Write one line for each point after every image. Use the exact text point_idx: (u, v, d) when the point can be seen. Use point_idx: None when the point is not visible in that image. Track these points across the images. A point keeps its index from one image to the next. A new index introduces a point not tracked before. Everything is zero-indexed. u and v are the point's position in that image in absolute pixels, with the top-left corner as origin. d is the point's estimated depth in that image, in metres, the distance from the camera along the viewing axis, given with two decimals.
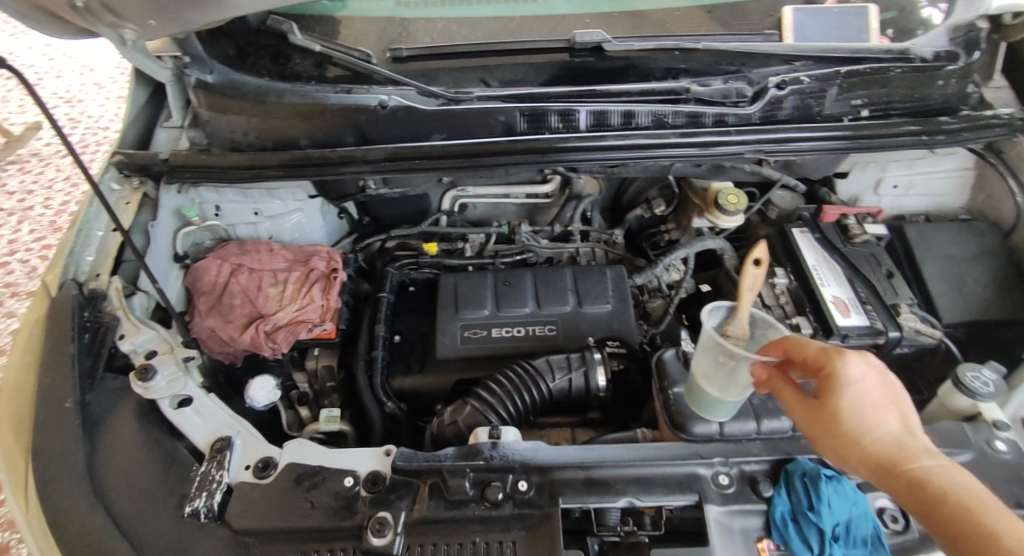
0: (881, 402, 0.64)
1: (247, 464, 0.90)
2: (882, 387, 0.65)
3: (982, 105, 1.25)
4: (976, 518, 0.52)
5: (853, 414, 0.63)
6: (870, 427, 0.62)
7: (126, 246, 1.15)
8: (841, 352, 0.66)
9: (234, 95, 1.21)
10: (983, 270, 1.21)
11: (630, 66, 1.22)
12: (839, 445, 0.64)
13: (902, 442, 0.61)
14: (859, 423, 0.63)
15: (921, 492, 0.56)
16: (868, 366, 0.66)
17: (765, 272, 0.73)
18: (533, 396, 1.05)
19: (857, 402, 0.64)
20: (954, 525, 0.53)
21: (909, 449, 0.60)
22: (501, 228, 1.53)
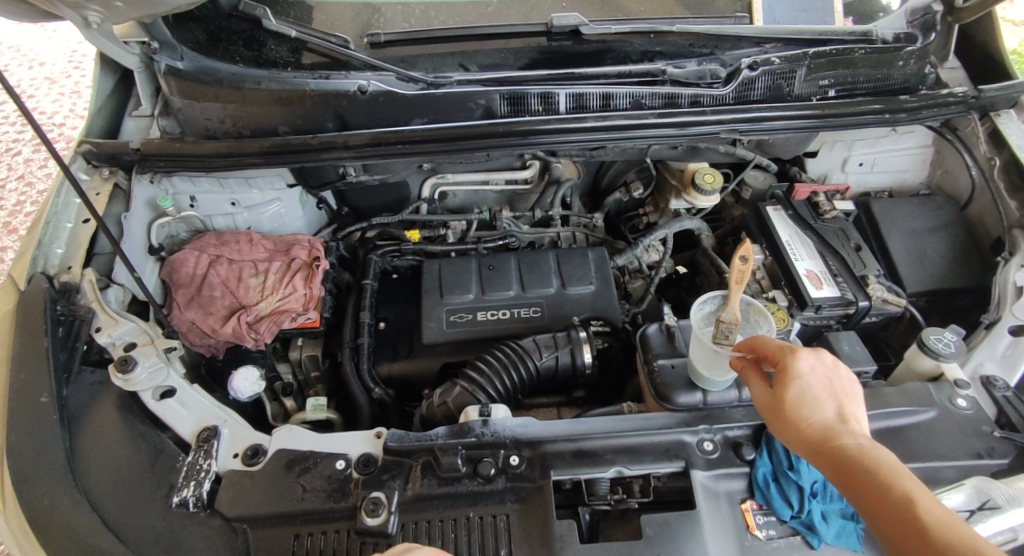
0: (825, 394, 0.70)
1: (235, 453, 0.89)
2: (828, 382, 0.71)
3: (938, 84, 1.29)
4: (881, 483, 0.59)
5: (795, 401, 0.70)
6: (810, 412, 0.69)
7: (99, 238, 1.11)
8: (794, 350, 0.73)
9: (208, 81, 1.18)
10: (944, 242, 1.27)
11: (608, 49, 1.24)
12: (782, 428, 0.71)
13: (835, 423, 0.67)
14: (800, 410, 0.70)
15: (842, 466, 0.63)
16: (817, 362, 0.72)
17: (749, 268, 0.79)
18: (521, 375, 1.06)
19: (801, 392, 0.71)
20: (864, 491, 0.60)
21: (841, 429, 0.66)
22: (483, 214, 1.54)
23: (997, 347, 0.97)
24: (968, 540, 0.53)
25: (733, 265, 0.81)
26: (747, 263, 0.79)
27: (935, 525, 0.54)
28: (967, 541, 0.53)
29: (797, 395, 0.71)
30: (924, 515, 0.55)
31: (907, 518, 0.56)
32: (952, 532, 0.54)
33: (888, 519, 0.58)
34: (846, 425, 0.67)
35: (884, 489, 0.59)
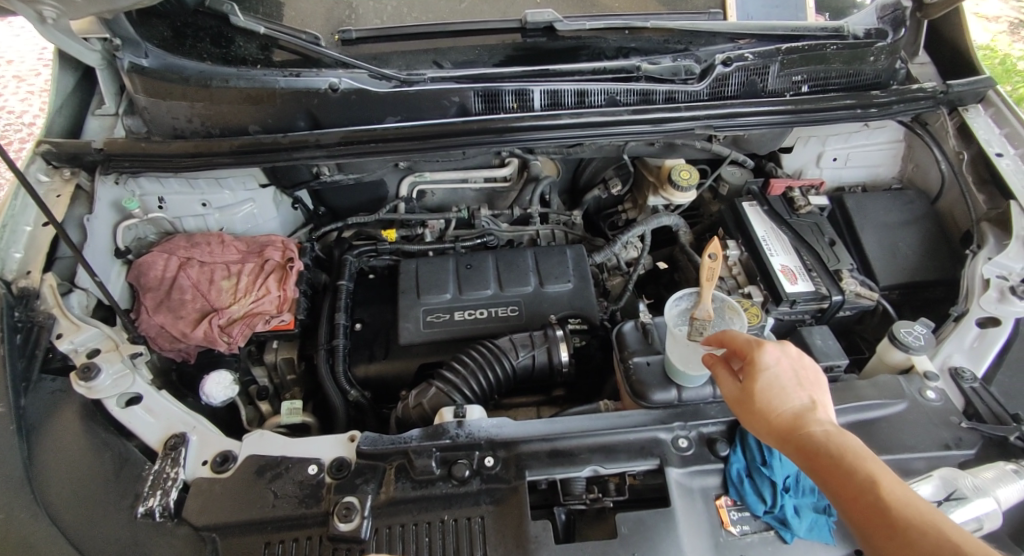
0: (792, 384, 0.72)
1: (204, 460, 0.87)
2: (794, 373, 0.73)
3: (908, 79, 1.31)
4: (848, 469, 0.62)
5: (765, 393, 0.71)
6: (779, 402, 0.71)
7: (60, 241, 1.08)
8: (761, 343, 0.74)
9: (174, 79, 1.14)
10: (916, 235, 1.29)
11: (583, 46, 1.24)
12: (753, 418, 0.72)
13: (803, 411, 0.69)
14: (770, 400, 0.71)
15: (811, 453, 0.65)
16: (783, 354, 0.74)
17: (718, 265, 0.80)
18: (497, 374, 1.06)
19: (771, 384, 0.72)
20: (832, 476, 0.62)
21: (809, 416, 0.68)
22: (461, 213, 1.52)
23: (965, 339, 0.99)
24: (928, 520, 0.56)
25: (703, 263, 0.83)
26: (716, 259, 0.80)
27: (899, 508, 0.58)
28: (928, 522, 0.56)
29: (766, 386, 0.72)
30: (889, 499, 0.58)
31: (873, 502, 0.59)
32: (915, 514, 0.57)
33: (854, 503, 0.60)
34: (813, 413, 0.69)
35: (851, 475, 0.61)
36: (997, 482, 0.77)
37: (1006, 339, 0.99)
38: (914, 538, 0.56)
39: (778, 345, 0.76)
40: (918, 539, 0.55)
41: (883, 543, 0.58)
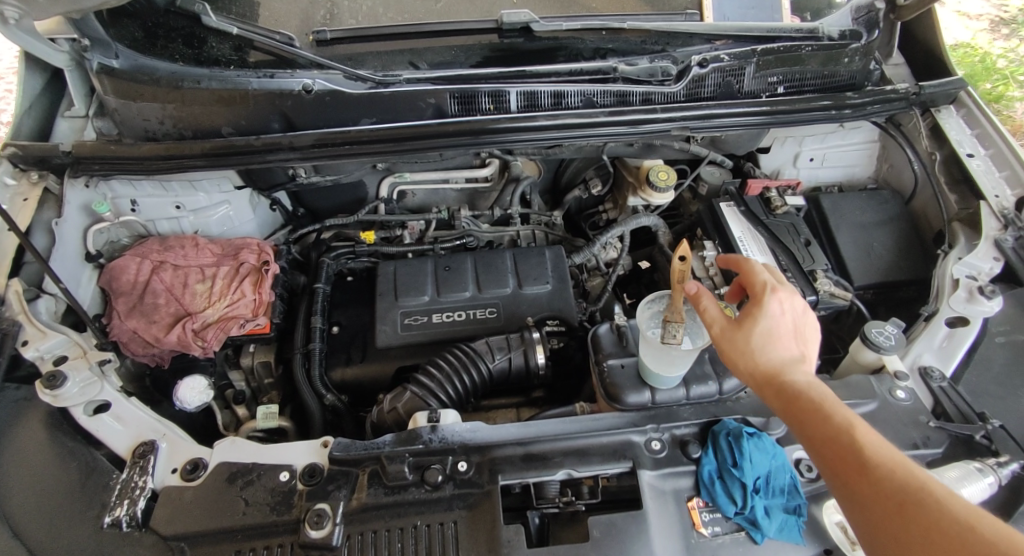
0: (786, 333, 0.77)
1: (173, 468, 0.86)
2: (791, 324, 0.78)
3: (883, 80, 1.32)
4: (829, 415, 0.69)
5: (762, 336, 0.76)
6: (771, 348, 0.76)
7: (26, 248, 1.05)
8: (774, 290, 0.78)
9: (145, 80, 1.12)
10: (890, 235, 1.30)
11: (559, 46, 1.23)
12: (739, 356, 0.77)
13: (792, 362, 0.75)
14: (763, 343, 0.76)
15: (796, 399, 0.72)
16: (790, 305, 0.78)
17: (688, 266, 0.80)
18: (473, 378, 1.06)
19: (769, 329, 0.77)
20: (814, 419, 0.69)
21: (796, 368, 0.75)
22: (441, 214, 1.51)
23: (934, 339, 1.00)
24: (897, 459, 0.64)
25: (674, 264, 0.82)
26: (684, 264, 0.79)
27: (873, 448, 0.65)
28: (897, 460, 0.63)
29: (762, 331, 0.76)
30: (865, 442, 0.65)
31: (850, 442, 0.66)
32: (886, 453, 0.64)
33: (831, 443, 0.67)
34: (798, 363, 0.75)
35: (831, 419, 0.68)
36: (961, 481, 0.78)
37: (974, 339, 1.00)
38: (883, 472, 0.62)
39: (790, 290, 0.79)
40: (888, 472, 0.62)
41: (852, 477, 0.64)
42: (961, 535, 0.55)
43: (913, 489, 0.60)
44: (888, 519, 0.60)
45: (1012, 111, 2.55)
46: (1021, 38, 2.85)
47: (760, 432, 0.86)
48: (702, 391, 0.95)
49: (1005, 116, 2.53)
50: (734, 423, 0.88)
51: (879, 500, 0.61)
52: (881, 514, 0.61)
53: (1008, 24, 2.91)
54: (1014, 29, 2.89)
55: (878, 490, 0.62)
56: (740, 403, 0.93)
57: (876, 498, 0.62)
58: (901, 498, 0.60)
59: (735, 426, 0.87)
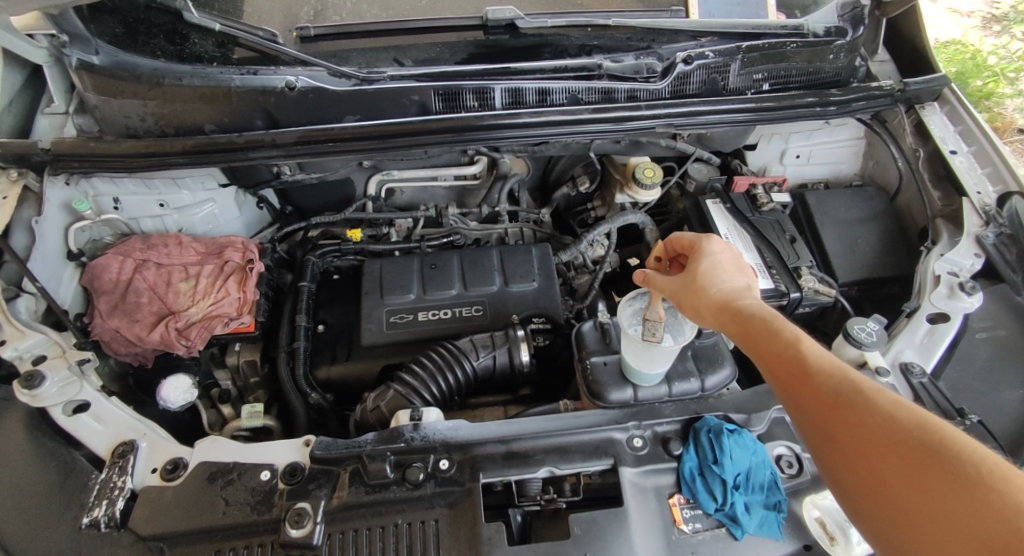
0: (732, 268, 0.77)
1: (154, 468, 0.86)
2: (734, 262, 0.79)
3: (868, 77, 1.33)
4: (775, 330, 0.68)
5: (709, 272, 0.76)
6: (720, 282, 0.76)
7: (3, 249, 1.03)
8: (709, 235, 0.81)
9: (125, 77, 1.11)
10: (874, 231, 1.31)
11: (545, 43, 1.23)
12: (693, 295, 0.76)
13: (742, 290, 0.75)
14: (711, 280, 0.76)
15: (744, 320, 0.71)
16: (727, 246, 0.80)
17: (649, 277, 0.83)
18: (457, 377, 1.05)
19: (713, 266, 0.77)
20: (761, 337, 0.69)
21: (745, 293, 0.74)
22: (429, 211, 1.51)
23: (916, 335, 1.01)
24: (838, 366, 0.64)
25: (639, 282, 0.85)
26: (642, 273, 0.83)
27: (816, 359, 0.65)
28: (838, 367, 0.64)
29: (708, 268, 0.77)
30: (812, 353, 0.65)
31: (794, 355, 0.66)
32: (828, 362, 0.65)
33: (777, 357, 0.67)
34: (747, 291, 0.75)
35: (779, 335, 0.68)
36: None
37: (955, 335, 1.01)
38: (824, 381, 0.63)
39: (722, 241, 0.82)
40: (828, 381, 0.63)
41: (796, 387, 0.65)
42: (894, 436, 0.57)
43: (852, 394, 0.61)
44: (829, 426, 0.62)
45: (1003, 108, 2.58)
46: (1012, 34, 2.86)
47: (741, 429, 0.86)
48: (684, 388, 0.95)
49: (995, 113, 2.56)
50: (715, 420, 0.88)
51: (819, 409, 0.62)
52: (821, 421, 0.62)
53: (999, 21, 2.92)
54: (1006, 26, 2.91)
55: (820, 399, 0.63)
56: (722, 401, 0.94)
57: (817, 406, 0.63)
58: (840, 404, 0.61)
59: (716, 423, 0.87)
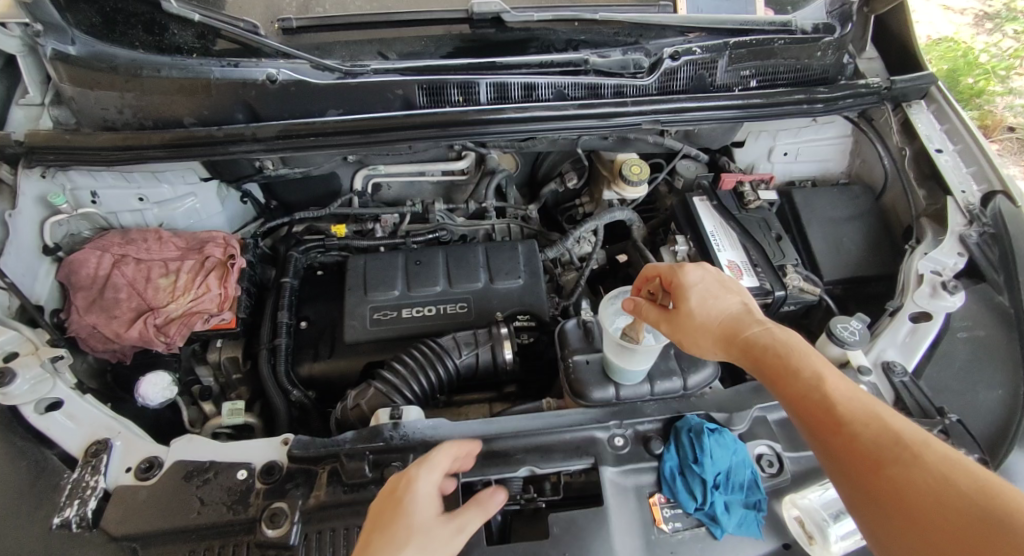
0: (718, 296, 0.81)
1: (128, 467, 0.85)
2: (716, 286, 0.83)
3: (856, 74, 1.33)
4: (797, 369, 0.68)
5: (699, 306, 0.81)
6: (715, 314, 0.80)
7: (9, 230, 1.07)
8: (684, 265, 0.85)
9: (101, 68, 1.08)
10: (859, 229, 1.31)
11: (532, 37, 1.19)
12: (693, 335, 0.80)
13: (736, 317, 0.79)
14: (705, 314, 0.80)
15: (760, 357, 0.72)
16: (705, 272, 0.84)
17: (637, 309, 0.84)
18: (439, 374, 1.05)
19: (700, 298, 0.82)
20: (785, 378, 0.69)
21: (741, 320, 0.78)
22: (416, 207, 1.48)
23: (898, 335, 1.01)
24: (872, 412, 0.62)
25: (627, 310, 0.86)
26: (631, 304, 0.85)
27: (847, 404, 0.64)
28: (872, 414, 0.62)
29: (697, 302, 0.81)
30: (837, 396, 0.64)
31: (823, 400, 0.65)
32: (861, 408, 0.63)
33: (807, 402, 0.66)
34: (743, 317, 0.78)
35: (800, 375, 0.68)
36: None
37: (938, 334, 1.01)
38: (858, 429, 0.61)
39: (696, 264, 0.86)
40: (863, 429, 0.61)
41: (830, 436, 0.63)
42: (940, 492, 0.54)
43: (887, 444, 0.59)
44: (867, 480, 0.59)
45: (993, 106, 2.59)
46: (1003, 32, 2.87)
47: (722, 429, 0.86)
48: (666, 386, 0.94)
49: (985, 111, 2.58)
50: (696, 419, 0.88)
51: (855, 460, 0.60)
52: (859, 473, 0.60)
53: (991, 19, 2.93)
54: (998, 23, 2.91)
55: (855, 449, 0.60)
56: (704, 400, 0.94)
57: (846, 450, 0.61)
58: (874, 453, 0.59)
59: (697, 422, 0.87)
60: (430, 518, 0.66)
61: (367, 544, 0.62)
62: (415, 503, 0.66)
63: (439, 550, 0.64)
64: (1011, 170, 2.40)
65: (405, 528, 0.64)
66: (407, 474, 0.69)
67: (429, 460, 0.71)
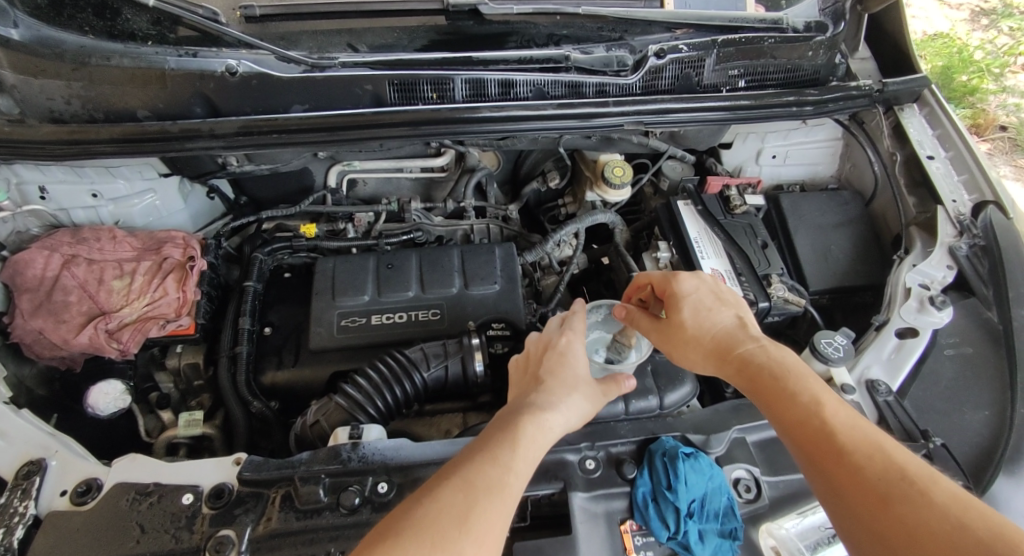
0: (713, 307, 0.79)
1: (63, 490, 0.81)
2: (711, 297, 0.80)
3: (848, 75, 1.28)
4: (795, 392, 0.66)
5: (692, 316, 0.78)
6: (709, 326, 0.77)
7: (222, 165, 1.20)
8: (678, 274, 0.82)
9: (46, 54, 0.99)
10: (847, 237, 1.27)
11: (511, 31, 1.13)
12: (683, 348, 0.78)
13: (730, 332, 0.76)
14: (697, 326, 0.78)
15: (755, 377, 0.70)
16: (699, 282, 0.81)
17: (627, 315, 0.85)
18: (405, 390, 0.99)
19: (694, 308, 0.79)
20: (782, 401, 0.66)
21: (734, 336, 0.75)
22: (392, 206, 1.40)
23: (883, 351, 0.98)
24: (876, 443, 0.59)
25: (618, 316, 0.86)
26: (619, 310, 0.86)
27: (849, 433, 0.60)
28: (877, 446, 0.59)
29: (690, 312, 0.79)
30: (838, 423, 0.62)
31: (824, 428, 0.62)
32: (864, 439, 0.60)
33: (806, 429, 0.63)
34: (738, 332, 0.76)
35: (798, 398, 0.65)
36: None
37: (924, 350, 0.97)
38: (862, 461, 0.58)
39: (692, 274, 0.83)
40: (867, 461, 0.58)
41: (831, 468, 0.59)
42: (951, 535, 0.50)
43: (893, 479, 0.56)
44: (871, 518, 0.55)
45: (986, 104, 2.55)
46: (999, 29, 2.83)
47: (698, 453, 0.82)
48: (641, 406, 0.95)
49: (978, 109, 2.53)
50: (671, 442, 0.84)
51: (859, 495, 0.56)
52: (862, 510, 0.56)
53: (987, 15, 2.91)
54: (994, 20, 2.88)
55: (858, 483, 0.57)
56: (680, 419, 0.90)
57: (848, 482, 0.57)
58: (879, 488, 0.56)
59: (672, 446, 0.83)
60: (587, 371, 0.78)
61: (543, 386, 0.74)
62: (575, 360, 0.78)
63: (598, 395, 0.77)
64: (1002, 170, 2.38)
65: (572, 377, 0.76)
66: (566, 335, 0.81)
67: (575, 324, 0.83)
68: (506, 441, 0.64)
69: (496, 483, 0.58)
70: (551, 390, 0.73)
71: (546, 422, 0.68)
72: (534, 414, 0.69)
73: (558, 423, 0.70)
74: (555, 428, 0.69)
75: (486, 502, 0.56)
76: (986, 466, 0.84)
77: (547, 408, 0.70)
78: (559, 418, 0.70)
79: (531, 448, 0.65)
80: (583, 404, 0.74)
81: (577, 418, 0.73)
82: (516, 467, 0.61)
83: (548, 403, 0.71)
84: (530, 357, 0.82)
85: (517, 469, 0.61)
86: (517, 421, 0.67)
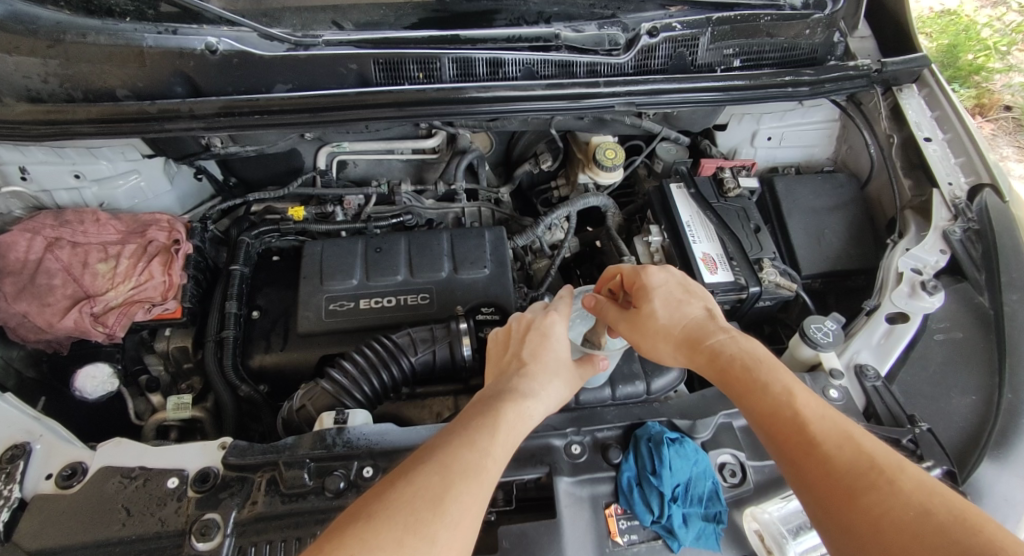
0: (683, 299, 0.79)
1: (48, 473, 0.81)
2: (681, 290, 0.80)
3: (847, 55, 1.25)
4: (765, 384, 0.65)
5: (661, 313, 0.77)
6: (678, 320, 0.76)
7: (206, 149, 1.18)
8: (647, 268, 0.82)
9: (17, 31, 0.96)
10: (841, 220, 1.25)
11: (499, 9, 1.10)
12: (649, 341, 0.77)
13: (699, 325, 0.75)
14: (667, 320, 0.77)
15: (725, 369, 0.69)
16: (668, 276, 0.81)
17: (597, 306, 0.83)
18: (392, 375, 0.99)
19: (664, 302, 0.79)
20: (753, 392, 0.66)
21: (704, 328, 0.74)
22: (381, 188, 1.38)
23: (873, 335, 0.97)
24: (844, 432, 0.60)
25: (588, 304, 0.84)
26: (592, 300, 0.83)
27: (819, 424, 0.61)
28: (845, 435, 0.59)
29: (660, 306, 0.78)
30: (807, 413, 0.62)
31: (795, 419, 0.62)
32: (833, 428, 0.60)
33: (777, 420, 0.63)
34: (707, 324, 0.75)
35: (768, 388, 0.65)
36: None
37: (913, 335, 0.97)
38: (831, 452, 0.58)
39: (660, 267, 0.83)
40: (837, 452, 0.58)
41: (802, 459, 0.59)
42: (918, 525, 0.51)
43: (862, 469, 0.56)
44: (841, 511, 0.55)
45: (991, 83, 2.50)
46: (1009, 6, 2.78)
47: (683, 438, 0.82)
48: (627, 391, 0.96)
49: (983, 89, 2.49)
50: (657, 427, 0.84)
51: (829, 486, 0.57)
52: (831, 501, 0.56)
53: None
54: None
55: (830, 476, 0.57)
56: (666, 406, 0.90)
57: (820, 473, 0.58)
58: (849, 479, 0.56)
59: (658, 431, 0.83)
60: (567, 354, 0.77)
61: (524, 370, 0.73)
62: (557, 343, 0.77)
63: (570, 384, 0.76)
64: (1004, 151, 2.35)
65: (552, 361, 0.75)
66: (546, 317, 0.79)
67: (560, 306, 0.82)
68: (484, 427, 0.63)
69: (474, 468, 0.58)
70: (532, 375, 0.72)
71: (526, 409, 0.68)
72: (515, 400, 0.68)
73: (536, 415, 0.69)
74: (535, 415, 0.69)
75: (461, 487, 0.55)
76: (972, 450, 0.84)
77: (528, 396, 0.69)
78: (540, 404, 0.70)
79: (511, 434, 0.65)
80: (561, 389, 0.74)
81: (550, 407, 0.73)
82: (494, 451, 0.61)
83: (529, 389, 0.71)
84: (512, 334, 0.81)
85: (495, 454, 0.61)
86: (498, 406, 0.67)
